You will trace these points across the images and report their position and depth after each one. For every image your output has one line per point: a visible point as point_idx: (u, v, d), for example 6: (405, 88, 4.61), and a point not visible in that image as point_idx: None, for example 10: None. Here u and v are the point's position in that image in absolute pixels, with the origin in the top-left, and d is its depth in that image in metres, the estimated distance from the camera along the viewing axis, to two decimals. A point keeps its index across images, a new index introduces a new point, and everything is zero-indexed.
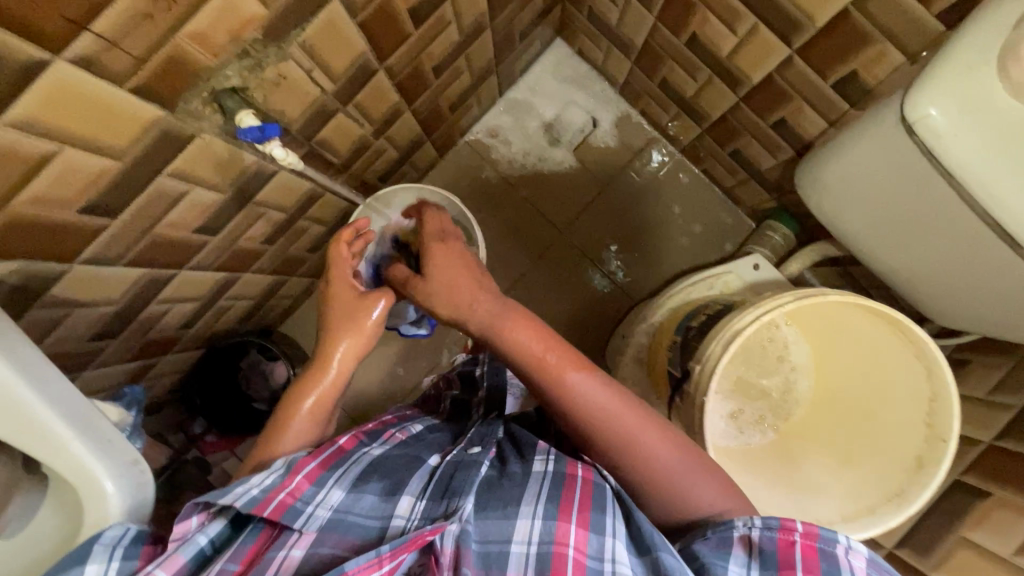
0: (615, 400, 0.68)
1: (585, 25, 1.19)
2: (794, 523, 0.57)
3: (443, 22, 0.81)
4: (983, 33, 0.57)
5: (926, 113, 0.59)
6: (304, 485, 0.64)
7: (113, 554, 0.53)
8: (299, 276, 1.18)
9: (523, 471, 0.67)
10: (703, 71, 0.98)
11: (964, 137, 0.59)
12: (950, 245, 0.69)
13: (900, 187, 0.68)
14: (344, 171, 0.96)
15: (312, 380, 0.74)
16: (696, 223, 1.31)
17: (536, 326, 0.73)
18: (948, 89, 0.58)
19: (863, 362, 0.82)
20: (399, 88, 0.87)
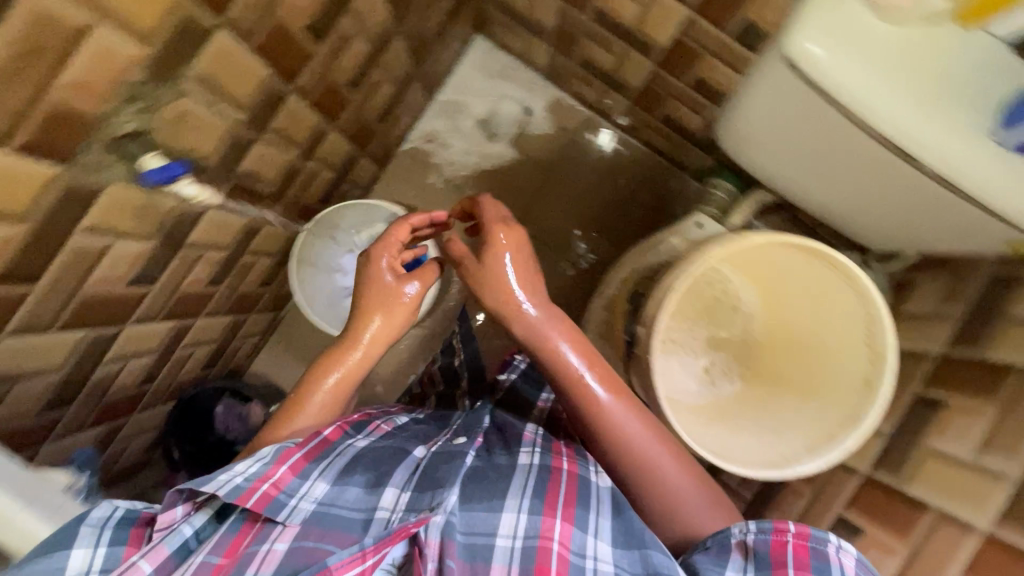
0: (641, 424, 0.73)
1: (498, 17, 1.20)
2: (786, 525, 0.59)
3: (346, 35, 0.81)
4: None
5: (808, 50, 0.59)
6: (288, 477, 0.67)
7: (101, 538, 0.61)
8: (258, 312, 1.17)
9: (509, 464, 0.71)
10: (616, 44, 1.00)
11: (847, 67, 0.59)
12: (868, 172, 0.69)
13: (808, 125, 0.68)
14: (279, 199, 0.95)
15: (336, 359, 0.78)
16: (644, 193, 1.33)
17: (585, 344, 0.76)
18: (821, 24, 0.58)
19: (806, 294, 0.82)
20: (316, 107, 0.87)
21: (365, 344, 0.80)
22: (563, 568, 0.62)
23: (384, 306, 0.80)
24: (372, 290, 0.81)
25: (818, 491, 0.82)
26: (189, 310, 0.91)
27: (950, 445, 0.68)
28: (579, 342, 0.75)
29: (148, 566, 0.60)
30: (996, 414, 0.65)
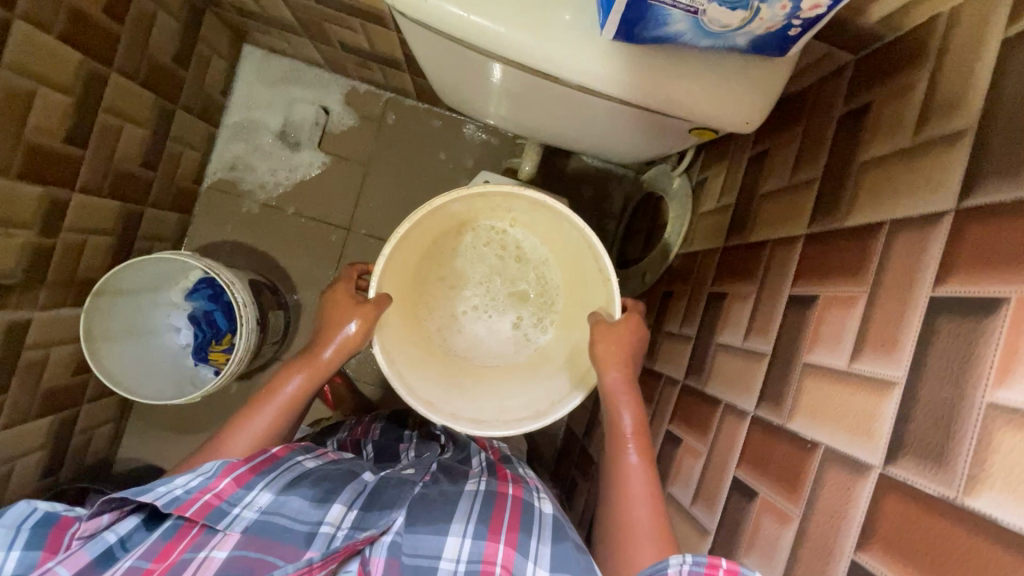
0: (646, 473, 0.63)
1: (247, 23, 1.12)
2: (720, 559, 0.48)
3: (21, 93, 0.73)
4: None
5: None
6: (232, 487, 0.64)
7: (13, 542, 0.56)
8: (92, 400, 1.09)
9: (456, 491, 0.72)
10: (353, 21, 0.94)
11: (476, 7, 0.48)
12: (567, 108, 0.62)
13: (484, 76, 0.60)
14: (40, 285, 0.87)
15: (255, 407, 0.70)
16: (468, 161, 1.29)
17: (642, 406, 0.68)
18: None
19: (555, 231, 0.81)
20: (29, 177, 0.79)
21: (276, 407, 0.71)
22: None
23: (305, 361, 0.72)
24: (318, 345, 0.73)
25: (654, 410, 0.84)
26: None
27: (729, 335, 0.69)
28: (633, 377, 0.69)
29: (65, 572, 0.55)
30: (756, 294, 0.66)
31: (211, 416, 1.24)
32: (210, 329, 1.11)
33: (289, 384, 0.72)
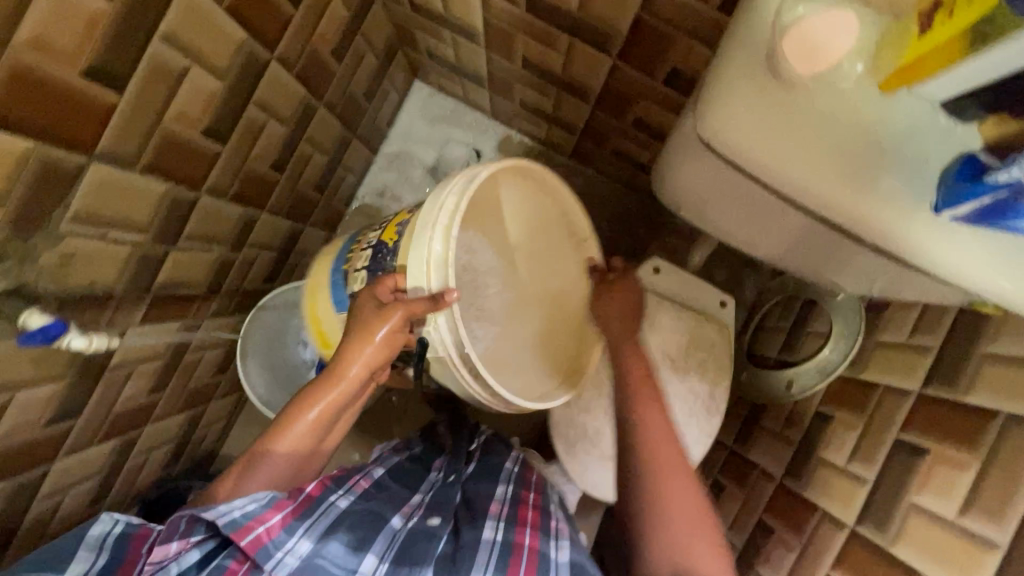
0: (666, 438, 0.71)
1: (430, 65, 1.15)
2: None
3: (256, 124, 0.77)
4: (741, 49, 0.49)
5: (727, 142, 0.49)
6: (278, 528, 0.62)
7: (102, 546, 0.62)
8: (219, 398, 1.13)
9: (474, 537, 0.68)
10: (551, 89, 0.94)
11: (788, 155, 0.49)
12: (808, 224, 0.62)
13: (738, 188, 0.62)
14: (214, 294, 0.91)
15: (315, 395, 0.70)
16: (610, 227, 1.27)
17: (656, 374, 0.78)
18: (738, 113, 0.49)
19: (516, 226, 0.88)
20: (238, 198, 0.83)
21: (323, 411, 0.71)
22: None
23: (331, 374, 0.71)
24: (337, 367, 0.71)
25: (806, 543, 0.81)
26: (128, 425, 0.86)
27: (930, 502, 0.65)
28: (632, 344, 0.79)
29: None
30: (979, 467, 0.61)
31: None
32: None
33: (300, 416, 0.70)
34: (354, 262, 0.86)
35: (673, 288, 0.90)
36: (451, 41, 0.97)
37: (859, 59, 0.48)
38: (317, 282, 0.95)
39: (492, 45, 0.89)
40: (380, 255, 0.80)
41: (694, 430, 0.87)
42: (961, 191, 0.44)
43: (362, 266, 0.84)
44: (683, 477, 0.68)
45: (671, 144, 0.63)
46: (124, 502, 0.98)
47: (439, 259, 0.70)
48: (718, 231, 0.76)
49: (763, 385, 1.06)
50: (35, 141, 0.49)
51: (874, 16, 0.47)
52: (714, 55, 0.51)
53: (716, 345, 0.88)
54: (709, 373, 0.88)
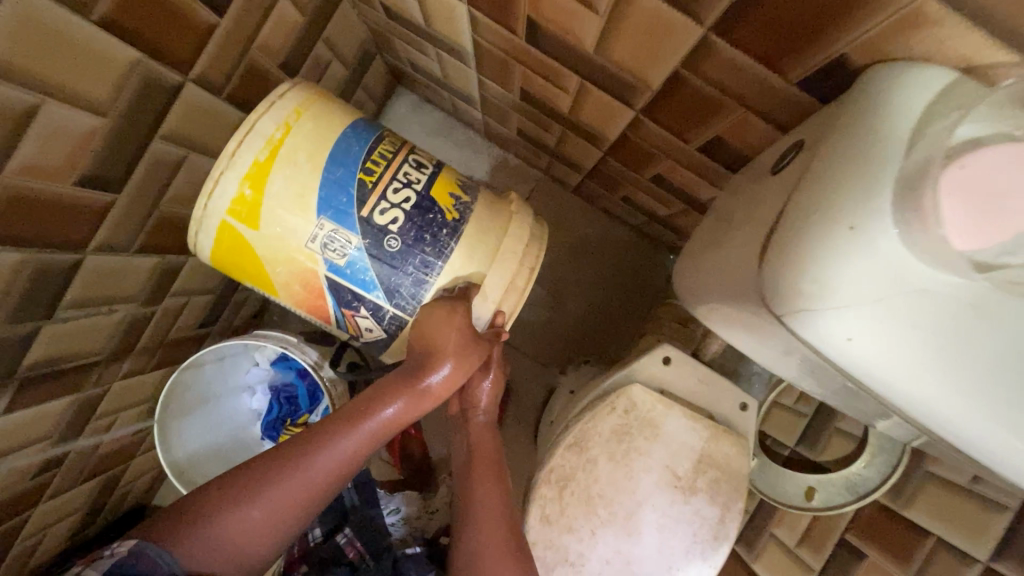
0: (501, 523, 0.63)
1: (414, 75, 0.96)
2: None
3: (168, 163, 0.59)
4: (857, 162, 0.36)
5: (790, 289, 0.38)
6: None
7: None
8: (145, 454, 0.95)
9: None
10: (556, 127, 0.76)
11: (877, 348, 0.36)
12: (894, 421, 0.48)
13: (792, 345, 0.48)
14: (127, 353, 0.73)
15: (388, 390, 0.61)
16: (613, 274, 1.10)
17: (496, 467, 0.68)
18: (815, 265, 0.36)
19: None
20: (149, 249, 0.65)
21: (379, 423, 0.60)
22: None
23: (405, 381, 0.61)
24: (413, 377, 0.62)
25: None
26: (8, 514, 0.70)
27: None
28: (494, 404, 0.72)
29: None
30: None
31: None
32: (287, 406, 0.98)
33: (387, 408, 0.60)
34: (385, 181, 0.64)
35: (686, 385, 0.75)
36: (436, 57, 0.79)
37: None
38: (293, 152, 0.61)
39: (484, 69, 0.71)
40: (431, 216, 0.65)
41: (698, 559, 0.72)
42: None
43: (394, 201, 0.64)
44: (499, 517, 0.64)
45: (721, 264, 0.50)
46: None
47: (518, 287, 0.69)
48: (766, 363, 0.63)
49: (776, 484, 0.87)
50: None
51: None
52: (816, 159, 0.39)
53: (731, 462, 0.72)
54: (721, 494, 0.72)
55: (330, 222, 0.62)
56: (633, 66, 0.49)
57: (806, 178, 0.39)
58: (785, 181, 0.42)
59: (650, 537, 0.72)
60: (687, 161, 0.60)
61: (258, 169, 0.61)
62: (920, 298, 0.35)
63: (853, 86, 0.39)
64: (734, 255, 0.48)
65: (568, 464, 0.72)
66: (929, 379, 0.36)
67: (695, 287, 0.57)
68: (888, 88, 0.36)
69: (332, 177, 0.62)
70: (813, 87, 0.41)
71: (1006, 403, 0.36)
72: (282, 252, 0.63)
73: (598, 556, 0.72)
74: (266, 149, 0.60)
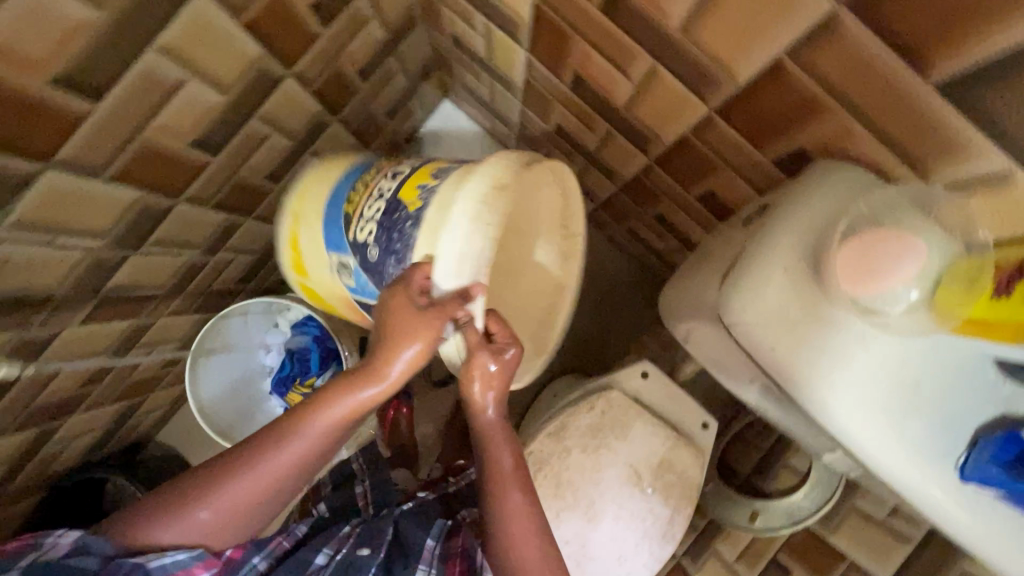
0: (524, 522, 0.61)
1: (463, 93, 1.09)
2: None
3: (256, 138, 0.71)
4: (791, 227, 0.49)
5: (736, 312, 0.49)
6: None
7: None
8: (161, 390, 1.04)
9: None
10: (580, 159, 0.88)
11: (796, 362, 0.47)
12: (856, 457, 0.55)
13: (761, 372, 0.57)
14: (178, 293, 0.84)
15: (343, 385, 0.54)
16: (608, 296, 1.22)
17: (520, 464, 0.64)
18: (752, 292, 0.48)
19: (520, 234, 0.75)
20: (221, 205, 0.76)
21: (337, 418, 0.54)
22: None
23: (359, 375, 0.54)
24: (371, 369, 0.54)
25: None
26: (51, 416, 0.79)
27: None
28: (501, 401, 0.63)
29: None
30: None
31: None
32: (299, 366, 1.07)
33: (338, 402, 0.53)
34: (362, 204, 0.64)
35: (658, 398, 0.85)
36: (488, 84, 0.91)
37: (917, 288, 0.44)
38: (306, 211, 0.71)
39: (529, 102, 0.83)
40: (397, 216, 0.61)
41: (644, 552, 0.82)
42: (991, 475, 0.43)
43: (370, 216, 0.63)
44: (528, 513, 0.61)
45: (691, 292, 0.62)
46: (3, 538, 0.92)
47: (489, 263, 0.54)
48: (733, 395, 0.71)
49: (724, 506, 0.98)
50: None
51: (938, 249, 0.44)
52: (765, 219, 0.51)
53: (687, 470, 0.83)
54: (674, 497, 0.83)
55: (336, 256, 0.68)
56: (653, 124, 0.60)
57: (754, 233, 0.52)
58: (748, 231, 0.55)
59: (607, 526, 0.82)
60: (686, 206, 0.72)
61: (293, 236, 0.72)
62: (824, 326, 0.46)
63: (804, 172, 0.51)
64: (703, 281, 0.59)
65: (546, 449, 0.82)
66: (846, 393, 0.45)
67: (671, 313, 0.67)
68: (826, 178, 0.48)
69: (326, 216, 0.68)
70: (785, 166, 0.53)
71: (889, 423, 0.45)
72: (331, 289, 0.73)
73: (562, 536, 0.81)
74: (289, 217, 0.72)
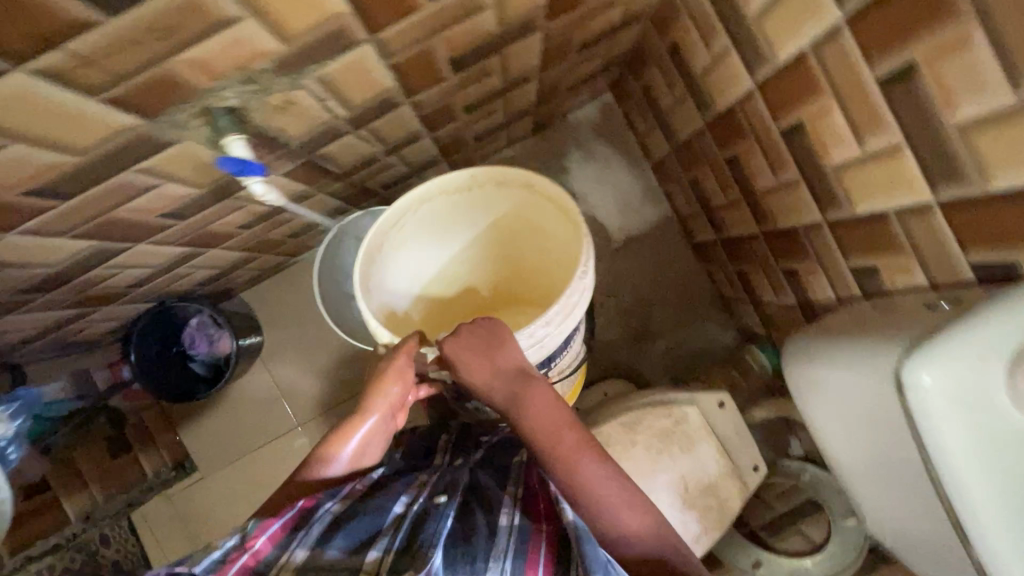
0: (589, 460, 0.72)
1: (634, 94, 1.14)
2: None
3: (484, 72, 0.77)
4: (1005, 323, 0.51)
5: (921, 377, 0.52)
6: (267, 546, 0.62)
7: None
8: (271, 254, 1.12)
9: (490, 525, 0.64)
10: (734, 194, 0.94)
11: (959, 438, 0.52)
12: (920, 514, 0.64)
13: (886, 431, 0.61)
14: (345, 179, 0.91)
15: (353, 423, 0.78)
16: (683, 324, 1.29)
17: (566, 416, 0.75)
18: (951, 368, 0.51)
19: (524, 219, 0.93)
20: (423, 118, 0.83)
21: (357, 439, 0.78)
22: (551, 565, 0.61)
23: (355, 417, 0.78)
24: (365, 402, 0.79)
25: None
26: (204, 243, 0.87)
27: None
28: (510, 374, 0.75)
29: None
30: None
31: (331, 334, 1.28)
32: None
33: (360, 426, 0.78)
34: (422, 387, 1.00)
35: (726, 431, 0.90)
36: (676, 96, 0.96)
37: None
38: None
39: (714, 128, 0.89)
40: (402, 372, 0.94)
41: None
42: None
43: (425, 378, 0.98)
44: (583, 453, 0.72)
45: (842, 350, 0.64)
46: (108, 331, 1.08)
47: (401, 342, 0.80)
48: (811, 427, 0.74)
49: (733, 546, 1.03)
50: (346, 11, 0.48)
51: None
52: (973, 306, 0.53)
53: (729, 501, 0.89)
54: (707, 521, 0.88)
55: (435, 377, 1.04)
56: (853, 191, 0.66)
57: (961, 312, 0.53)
58: (924, 312, 0.58)
59: None
60: (830, 272, 0.78)
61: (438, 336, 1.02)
62: (995, 413, 0.52)
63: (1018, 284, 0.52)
64: (851, 341, 0.63)
65: (615, 436, 0.88)
66: (986, 472, 0.52)
67: (806, 350, 0.69)
68: None
69: None
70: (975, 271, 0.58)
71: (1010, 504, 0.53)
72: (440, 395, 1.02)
73: None
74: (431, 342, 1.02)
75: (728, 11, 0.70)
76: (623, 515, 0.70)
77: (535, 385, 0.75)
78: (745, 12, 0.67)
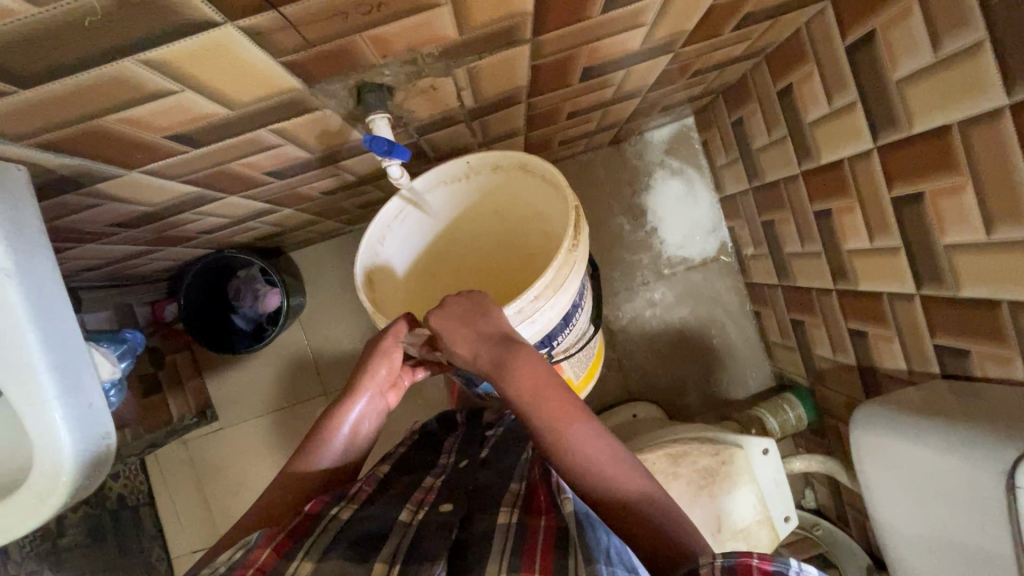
0: (581, 428, 0.63)
1: (722, 125, 1.13)
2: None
3: (602, 84, 0.76)
4: None
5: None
6: (271, 558, 0.60)
7: None
8: (333, 220, 1.11)
9: (487, 527, 0.62)
10: (815, 246, 0.93)
11: None
12: None
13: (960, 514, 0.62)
14: (433, 162, 0.90)
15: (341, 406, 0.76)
16: (720, 359, 1.29)
17: (556, 382, 0.66)
18: None
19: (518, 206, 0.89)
20: (528, 118, 0.81)
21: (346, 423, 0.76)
22: (548, 552, 0.55)
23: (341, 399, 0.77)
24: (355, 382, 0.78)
25: None
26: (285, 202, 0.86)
27: None
28: (488, 342, 0.68)
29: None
30: None
31: None
32: None
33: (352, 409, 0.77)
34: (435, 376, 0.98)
35: (765, 477, 0.91)
36: (774, 138, 0.95)
37: None
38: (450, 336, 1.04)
39: (812, 178, 0.88)
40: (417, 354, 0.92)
41: None
42: None
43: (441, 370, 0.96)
44: (576, 421, 0.63)
45: (927, 428, 0.64)
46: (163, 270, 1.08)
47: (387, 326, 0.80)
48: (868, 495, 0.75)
49: None
50: (528, 11, 0.46)
51: None
52: None
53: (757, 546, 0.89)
54: None
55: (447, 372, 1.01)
56: (962, 271, 0.65)
57: None
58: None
59: None
60: (908, 344, 0.77)
61: None
62: None
63: None
64: (943, 424, 0.62)
65: (656, 464, 0.88)
66: None
67: (879, 425, 0.70)
68: None
69: None
70: None
71: None
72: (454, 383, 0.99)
73: None
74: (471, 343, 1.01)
75: (867, 69, 0.69)
76: (623, 487, 0.60)
77: (526, 349, 0.67)
78: (888, 75, 0.66)
